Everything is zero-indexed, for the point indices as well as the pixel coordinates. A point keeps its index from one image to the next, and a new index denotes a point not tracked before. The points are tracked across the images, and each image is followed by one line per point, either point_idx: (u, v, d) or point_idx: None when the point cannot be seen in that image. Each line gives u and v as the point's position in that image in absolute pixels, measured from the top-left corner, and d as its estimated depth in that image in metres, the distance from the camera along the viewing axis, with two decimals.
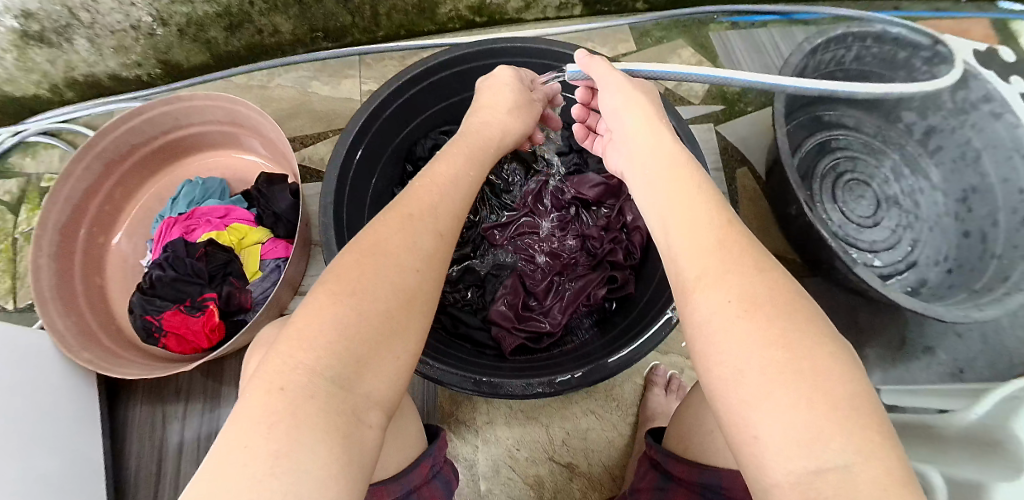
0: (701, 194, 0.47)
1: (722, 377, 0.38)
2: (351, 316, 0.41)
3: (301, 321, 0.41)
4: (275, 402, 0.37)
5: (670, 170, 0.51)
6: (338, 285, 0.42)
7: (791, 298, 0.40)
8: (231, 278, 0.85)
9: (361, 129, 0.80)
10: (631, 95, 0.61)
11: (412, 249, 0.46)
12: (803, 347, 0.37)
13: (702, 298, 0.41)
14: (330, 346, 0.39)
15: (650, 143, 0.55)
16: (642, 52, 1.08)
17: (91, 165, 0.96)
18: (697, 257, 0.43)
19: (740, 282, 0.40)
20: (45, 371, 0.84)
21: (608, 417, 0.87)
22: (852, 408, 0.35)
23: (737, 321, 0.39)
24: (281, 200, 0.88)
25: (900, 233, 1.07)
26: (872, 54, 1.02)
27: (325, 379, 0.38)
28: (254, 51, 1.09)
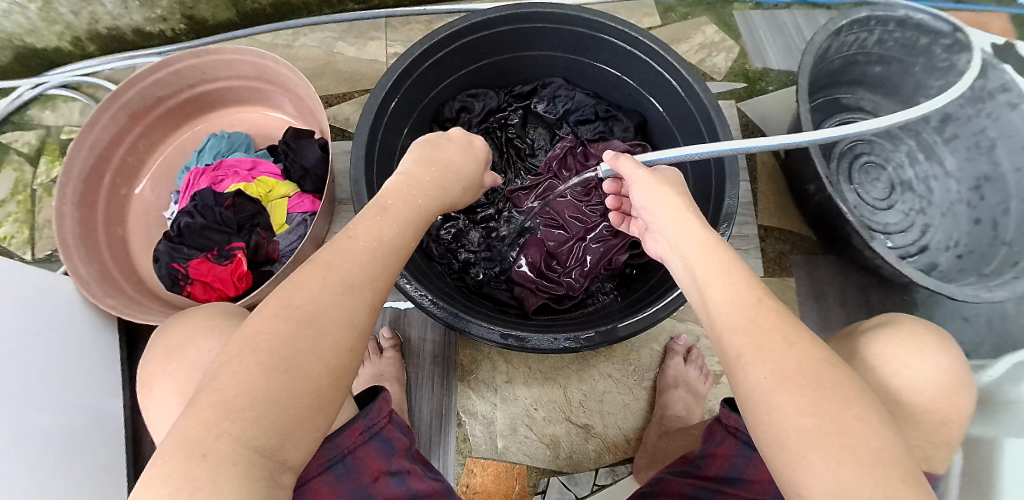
0: (740, 280, 0.48)
1: (768, 441, 0.41)
2: (283, 394, 0.41)
3: (226, 384, 0.40)
4: (197, 467, 0.37)
5: (707, 262, 0.51)
6: (261, 349, 0.42)
7: (823, 367, 0.42)
8: (259, 229, 0.85)
9: (393, 88, 0.81)
10: (656, 185, 0.61)
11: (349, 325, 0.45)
12: (837, 406, 0.40)
13: (742, 374, 0.43)
14: (257, 418, 0.39)
15: (685, 232, 0.55)
16: (667, 27, 1.09)
17: (116, 115, 0.96)
18: (734, 329, 0.45)
19: (774, 356, 0.42)
20: (68, 319, 0.85)
21: (625, 380, 0.89)
22: (887, 459, 0.38)
23: (777, 393, 0.41)
24: (309, 155, 0.89)
25: (913, 217, 1.09)
26: (894, 38, 1.04)
27: (246, 448, 0.38)
28: (280, 10, 1.10)
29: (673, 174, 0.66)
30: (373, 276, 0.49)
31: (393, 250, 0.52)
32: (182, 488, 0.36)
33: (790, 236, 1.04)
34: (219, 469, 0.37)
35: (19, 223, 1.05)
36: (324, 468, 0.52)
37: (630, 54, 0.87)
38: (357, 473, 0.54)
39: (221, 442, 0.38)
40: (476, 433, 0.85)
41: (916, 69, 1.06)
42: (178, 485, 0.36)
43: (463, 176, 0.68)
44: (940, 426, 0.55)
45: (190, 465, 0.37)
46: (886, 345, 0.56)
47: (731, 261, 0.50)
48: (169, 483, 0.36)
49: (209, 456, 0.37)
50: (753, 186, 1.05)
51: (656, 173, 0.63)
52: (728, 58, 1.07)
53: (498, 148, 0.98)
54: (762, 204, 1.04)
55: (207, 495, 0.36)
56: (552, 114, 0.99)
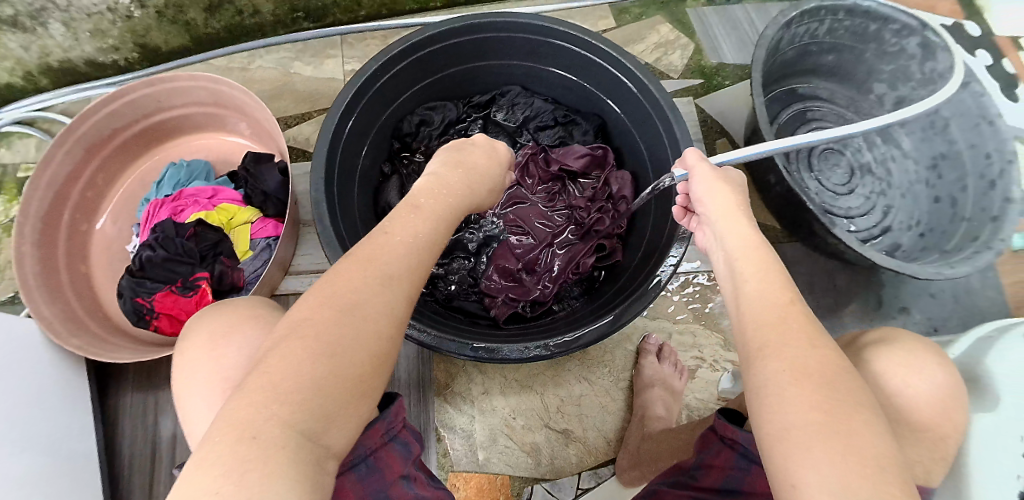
0: (772, 280, 0.50)
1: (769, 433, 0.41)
2: (328, 378, 0.40)
3: (274, 366, 0.39)
4: (243, 450, 0.35)
5: (752, 257, 0.54)
6: (319, 333, 0.41)
7: (840, 371, 0.42)
8: (223, 257, 0.84)
9: (350, 105, 0.81)
10: (715, 180, 0.64)
11: (389, 316, 0.45)
12: (845, 406, 0.40)
13: (760, 362, 0.44)
14: (303, 401, 0.38)
15: (735, 226, 0.58)
16: (623, 28, 1.10)
17: (72, 150, 0.95)
18: (758, 325, 0.47)
19: (795, 351, 0.44)
20: (33, 361, 0.83)
21: (601, 382, 0.89)
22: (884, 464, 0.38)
23: (787, 385, 0.42)
24: (269, 179, 0.87)
25: (874, 200, 1.11)
26: (844, 27, 1.05)
27: (295, 431, 0.37)
28: (234, 33, 1.09)
29: (736, 174, 0.67)
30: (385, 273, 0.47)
31: (423, 247, 0.53)
32: (232, 469, 0.34)
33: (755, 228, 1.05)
34: (268, 452, 0.35)
35: None
36: (349, 468, 0.49)
37: (582, 58, 0.88)
38: (379, 474, 0.52)
39: (271, 425, 0.36)
40: (456, 447, 0.85)
41: (868, 55, 1.09)
42: (228, 467, 0.34)
43: (489, 178, 0.70)
44: (919, 439, 0.55)
45: (238, 448, 0.35)
46: (892, 363, 0.54)
47: (770, 263, 0.53)
48: (216, 466, 0.34)
49: (258, 439, 0.36)
50: None
51: (720, 170, 0.65)
52: (684, 55, 1.08)
53: None
54: None
55: (260, 477, 0.34)
56: (512, 122, 0.98)
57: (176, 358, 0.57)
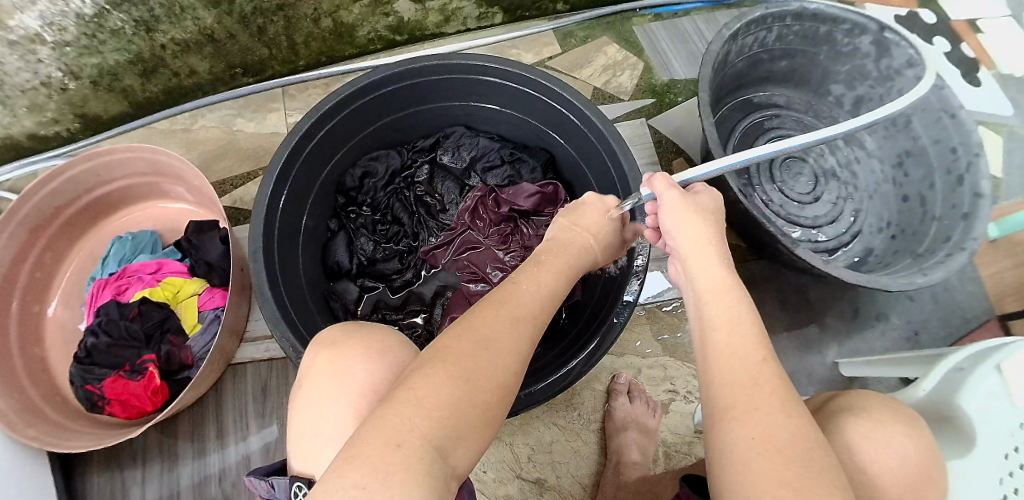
0: (736, 331, 0.48)
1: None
2: (461, 397, 0.40)
3: (419, 383, 0.40)
4: (390, 456, 0.36)
5: (716, 298, 0.52)
6: (469, 357, 0.42)
7: (815, 447, 0.39)
8: (170, 335, 0.83)
9: (285, 168, 0.77)
10: (685, 212, 0.60)
11: (516, 350, 0.46)
12: (815, 482, 0.36)
13: (727, 427, 0.41)
14: (442, 417, 0.39)
15: (705, 268, 0.55)
16: (568, 53, 1.09)
17: (15, 232, 0.92)
18: (726, 387, 0.44)
19: (768, 419, 0.40)
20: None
21: (571, 426, 0.87)
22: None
23: (760, 460, 0.38)
24: (212, 248, 0.86)
25: (840, 205, 1.09)
26: (794, 32, 1.02)
27: (431, 445, 0.37)
28: (174, 94, 1.08)
29: (711, 202, 0.63)
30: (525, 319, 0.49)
31: (551, 293, 0.55)
32: (382, 476, 0.35)
33: None
34: (410, 463, 0.36)
35: None
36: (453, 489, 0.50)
37: (522, 94, 0.85)
38: None
39: (411, 435, 0.37)
40: None
41: (821, 57, 1.07)
42: (379, 470, 0.35)
43: (604, 230, 0.70)
44: None
45: (384, 452, 0.36)
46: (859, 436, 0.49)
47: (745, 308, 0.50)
48: (364, 467, 0.35)
49: (403, 446, 0.36)
50: None
51: (690, 200, 0.61)
52: (633, 75, 1.06)
53: (408, 208, 0.97)
54: None
55: (399, 483, 0.34)
56: (459, 164, 0.97)
57: (304, 373, 0.55)
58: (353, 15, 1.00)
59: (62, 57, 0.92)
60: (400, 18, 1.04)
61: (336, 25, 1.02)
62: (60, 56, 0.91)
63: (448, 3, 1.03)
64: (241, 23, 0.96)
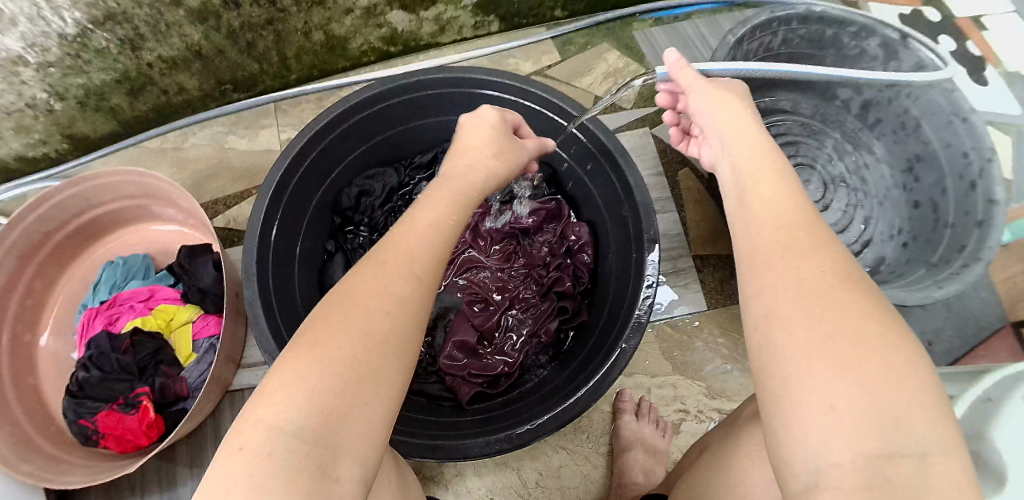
0: (779, 183, 0.46)
1: (778, 341, 0.37)
2: (315, 369, 0.39)
3: (282, 371, 0.39)
4: (234, 461, 0.35)
5: (754, 163, 0.49)
6: (323, 337, 0.41)
7: (877, 320, 0.36)
8: (163, 367, 0.81)
9: (278, 189, 0.75)
10: (715, 90, 0.58)
11: (382, 293, 0.44)
12: (870, 357, 0.34)
13: (776, 330, 0.37)
14: (300, 400, 0.37)
15: (739, 134, 0.53)
16: (568, 60, 1.06)
17: (4, 260, 0.89)
18: (779, 226, 0.43)
19: (813, 306, 0.37)
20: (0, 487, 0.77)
21: (580, 449, 0.85)
22: (914, 403, 0.33)
23: (833, 291, 0.37)
24: (205, 274, 0.84)
25: (851, 212, 1.07)
26: (799, 35, 1.00)
27: (285, 434, 0.36)
28: (163, 112, 1.05)
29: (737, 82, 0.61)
30: (399, 272, 0.46)
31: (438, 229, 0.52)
32: (233, 485, 0.34)
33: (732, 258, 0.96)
34: (254, 461, 0.35)
35: None
36: None
37: (521, 107, 0.83)
38: None
39: (256, 433, 0.36)
40: None
41: (827, 61, 1.02)
42: (231, 482, 0.34)
43: (488, 143, 0.64)
44: None
45: (236, 458, 0.36)
46: None
47: (783, 177, 0.47)
48: (221, 482, 0.35)
49: (245, 448, 0.36)
50: (681, 214, 0.96)
51: (716, 80, 0.60)
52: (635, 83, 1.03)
53: None
54: None
55: (241, 492, 0.34)
56: None
57: None
58: (345, 26, 0.97)
59: (46, 78, 0.89)
60: (393, 29, 1.01)
61: (328, 38, 0.99)
62: (44, 78, 0.88)
63: (442, 11, 1.00)
64: (230, 40, 0.93)
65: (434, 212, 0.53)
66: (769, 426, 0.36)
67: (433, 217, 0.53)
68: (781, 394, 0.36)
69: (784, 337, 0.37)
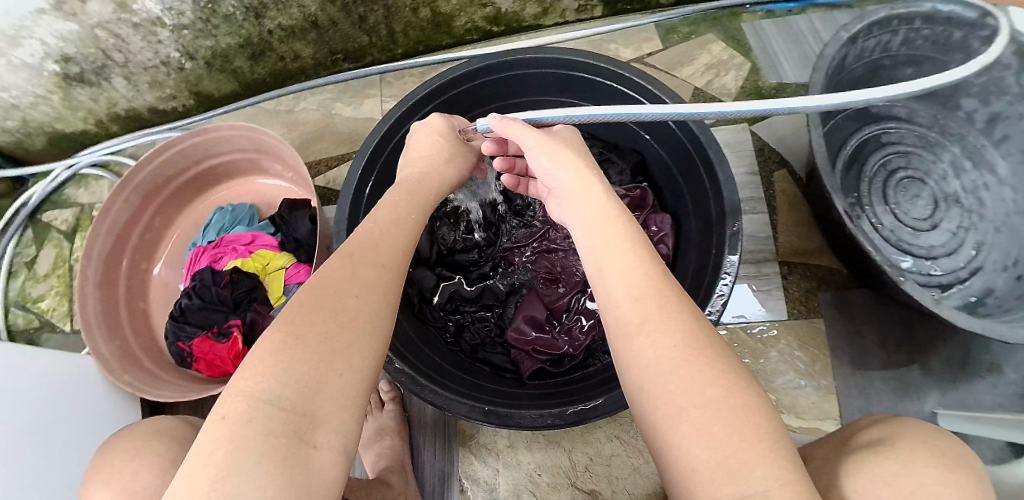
0: (629, 248, 0.49)
1: (648, 413, 0.42)
2: (290, 341, 0.42)
3: (260, 351, 0.42)
4: (218, 430, 0.38)
5: (600, 220, 0.53)
6: (296, 313, 0.44)
7: (722, 384, 0.40)
8: (256, 304, 0.88)
9: (372, 157, 0.80)
10: (555, 151, 0.62)
11: (353, 277, 0.48)
12: (717, 419, 0.38)
13: (644, 405, 0.42)
14: (276, 373, 0.40)
15: (584, 195, 0.57)
16: (668, 49, 1.07)
17: (130, 197, 1.00)
18: (630, 295, 0.46)
19: (665, 382, 0.41)
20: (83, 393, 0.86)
21: (634, 442, 0.84)
22: (753, 455, 0.37)
23: (682, 365, 0.41)
24: (301, 227, 0.92)
25: (962, 235, 0.98)
26: (923, 36, 0.95)
27: (263, 403, 0.39)
28: (278, 76, 1.14)
29: (570, 138, 0.67)
30: (366, 261, 0.50)
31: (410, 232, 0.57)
32: (219, 448, 0.37)
33: (812, 268, 0.96)
34: (236, 429, 0.37)
35: (59, 296, 1.12)
36: None
37: (616, 91, 0.83)
38: None
39: (236, 402, 0.39)
40: None
41: (954, 66, 0.96)
42: (219, 444, 0.37)
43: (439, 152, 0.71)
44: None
45: (217, 427, 0.38)
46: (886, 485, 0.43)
47: (627, 234, 0.51)
48: (212, 447, 0.37)
49: (227, 417, 0.38)
50: (773, 215, 0.99)
51: (548, 137, 0.64)
52: (738, 76, 1.04)
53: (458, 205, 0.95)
54: (784, 236, 0.97)
55: (224, 454, 0.36)
56: None
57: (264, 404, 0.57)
58: (451, 5, 1.01)
59: (180, 39, 0.99)
60: (497, 9, 1.04)
61: (435, 15, 1.04)
62: (178, 38, 0.99)
63: None
64: (344, 12, 0.99)
65: (395, 211, 0.58)
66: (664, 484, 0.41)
67: (393, 215, 0.57)
68: (663, 458, 0.40)
69: (652, 408, 0.41)
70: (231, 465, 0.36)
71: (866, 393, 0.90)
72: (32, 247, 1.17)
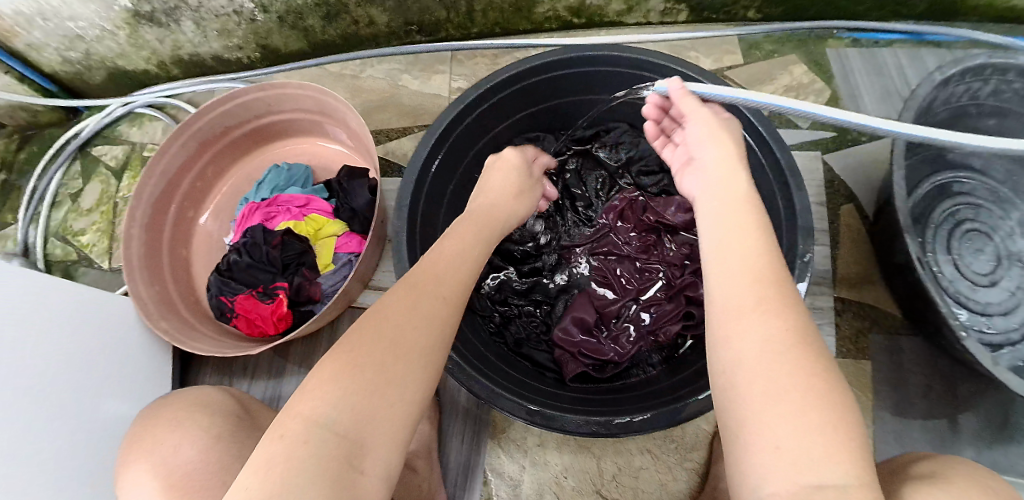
0: (755, 230, 0.49)
1: (738, 389, 0.41)
2: (348, 370, 0.43)
3: (319, 377, 0.43)
4: (275, 448, 0.39)
5: (735, 204, 0.52)
6: (356, 341, 0.46)
7: (821, 376, 0.39)
8: (304, 269, 0.88)
9: (442, 136, 0.78)
10: (717, 131, 0.61)
11: (412, 310, 0.49)
12: (813, 407, 0.38)
13: (738, 379, 0.41)
14: (333, 399, 0.42)
15: (729, 178, 0.56)
16: (749, 65, 1.05)
17: (186, 144, 1.00)
18: (752, 280, 0.45)
19: (771, 361, 0.40)
20: (121, 350, 0.85)
21: (664, 458, 0.83)
22: (841, 448, 0.36)
23: (791, 349, 0.41)
24: (358, 196, 0.90)
25: (1021, 296, 0.95)
26: (1014, 89, 0.92)
27: (319, 427, 0.40)
28: (349, 40, 1.12)
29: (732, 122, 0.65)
30: (427, 295, 0.51)
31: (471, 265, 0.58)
32: (273, 464, 0.38)
33: (865, 308, 0.94)
34: (293, 449, 0.39)
35: (100, 234, 1.13)
36: None
37: None
38: None
39: (295, 422, 0.40)
40: (501, 495, 0.82)
41: None
42: (273, 461, 0.39)
43: (511, 182, 0.74)
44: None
45: (273, 446, 0.39)
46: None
47: (761, 228, 0.49)
48: (267, 465, 0.38)
49: (286, 436, 0.40)
50: (833, 249, 0.97)
51: (718, 117, 0.63)
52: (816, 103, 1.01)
53: None
54: (842, 272, 0.96)
55: (280, 472, 0.38)
56: (614, 160, 0.94)
57: None
58: None
59: None
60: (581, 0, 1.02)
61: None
62: None
63: None
64: None
65: (461, 244, 0.60)
66: (730, 461, 0.40)
67: (456, 249, 0.58)
68: (740, 434, 0.40)
69: (746, 382, 0.41)
70: (285, 483, 0.37)
71: (902, 442, 0.88)
72: (78, 181, 1.17)
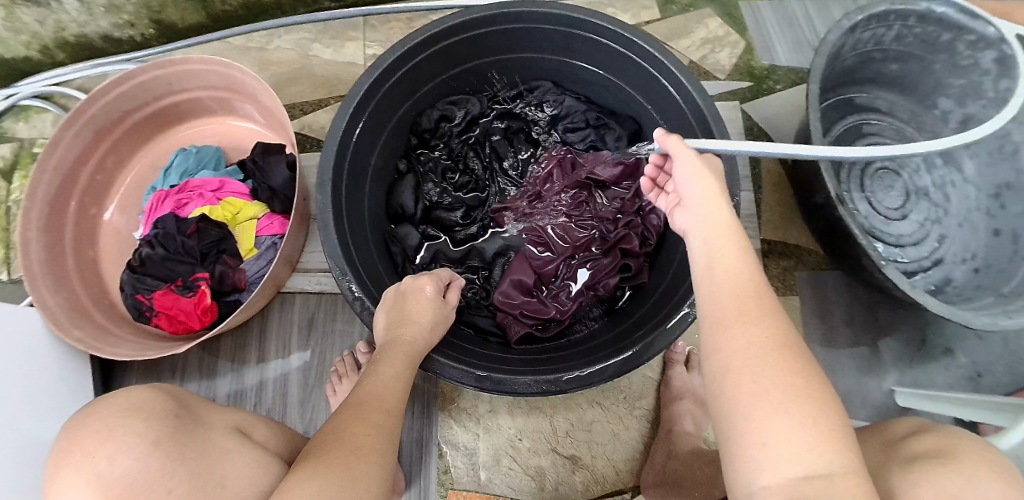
0: (737, 254, 0.49)
1: (726, 394, 0.43)
2: (318, 470, 0.47)
3: (295, 486, 0.46)
4: None
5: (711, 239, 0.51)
6: (323, 449, 0.50)
7: (802, 375, 0.41)
8: (225, 256, 0.83)
9: (361, 103, 0.74)
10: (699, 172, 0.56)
11: (363, 417, 0.54)
12: (795, 404, 0.40)
13: (724, 383, 0.43)
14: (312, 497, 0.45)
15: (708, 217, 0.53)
16: (666, 20, 1.06)
17: (81, 133, 0.91)
18: (734, 293, 0.47)
19: (752, 366, 0.42)
20: (33, 363, 0.77)
21: (615, 409, 0.84)
22: (826, 440, 0.38)
23: (771, 351, 0.42)
24: (276, 174, 0.85)
25: (928, 227, 1.03)
26: (914, 34, 0.95)
27: None
28: (252, 10, 1.05)
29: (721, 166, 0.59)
30: (376, 407, 0.55)
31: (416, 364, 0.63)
32: None
33: (790, 249, 0.99)
34: None
35: None
36: None
37: (619, 53, 0.80)
38: None
39: None
40: (459, 465, 0.81)
41: (937, 66, 0.99)
42: None
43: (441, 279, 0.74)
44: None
45: None
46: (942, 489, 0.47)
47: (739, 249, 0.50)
48: None
49: None
50: (757, 194, 1.01)
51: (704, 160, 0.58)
52: (733, 54, 1.04)
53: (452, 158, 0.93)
54: (767, 215, 1.00)
55: None
56: (541, 119, 0.94)
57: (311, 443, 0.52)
58: None
59: None
60: None
61: None
62: None
63: None
64: None
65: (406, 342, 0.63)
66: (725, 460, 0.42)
67: (406, 340, 0.63)
68: (731, 435, 0.41)
69: (733, 387, 0.42)
70: None
71: (833, 369, 0.94)
72: None
